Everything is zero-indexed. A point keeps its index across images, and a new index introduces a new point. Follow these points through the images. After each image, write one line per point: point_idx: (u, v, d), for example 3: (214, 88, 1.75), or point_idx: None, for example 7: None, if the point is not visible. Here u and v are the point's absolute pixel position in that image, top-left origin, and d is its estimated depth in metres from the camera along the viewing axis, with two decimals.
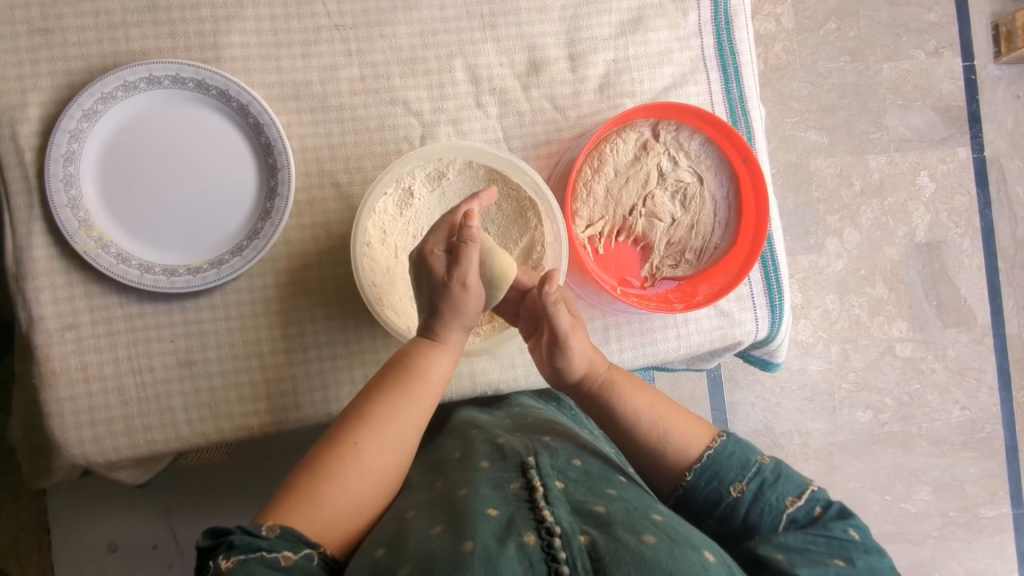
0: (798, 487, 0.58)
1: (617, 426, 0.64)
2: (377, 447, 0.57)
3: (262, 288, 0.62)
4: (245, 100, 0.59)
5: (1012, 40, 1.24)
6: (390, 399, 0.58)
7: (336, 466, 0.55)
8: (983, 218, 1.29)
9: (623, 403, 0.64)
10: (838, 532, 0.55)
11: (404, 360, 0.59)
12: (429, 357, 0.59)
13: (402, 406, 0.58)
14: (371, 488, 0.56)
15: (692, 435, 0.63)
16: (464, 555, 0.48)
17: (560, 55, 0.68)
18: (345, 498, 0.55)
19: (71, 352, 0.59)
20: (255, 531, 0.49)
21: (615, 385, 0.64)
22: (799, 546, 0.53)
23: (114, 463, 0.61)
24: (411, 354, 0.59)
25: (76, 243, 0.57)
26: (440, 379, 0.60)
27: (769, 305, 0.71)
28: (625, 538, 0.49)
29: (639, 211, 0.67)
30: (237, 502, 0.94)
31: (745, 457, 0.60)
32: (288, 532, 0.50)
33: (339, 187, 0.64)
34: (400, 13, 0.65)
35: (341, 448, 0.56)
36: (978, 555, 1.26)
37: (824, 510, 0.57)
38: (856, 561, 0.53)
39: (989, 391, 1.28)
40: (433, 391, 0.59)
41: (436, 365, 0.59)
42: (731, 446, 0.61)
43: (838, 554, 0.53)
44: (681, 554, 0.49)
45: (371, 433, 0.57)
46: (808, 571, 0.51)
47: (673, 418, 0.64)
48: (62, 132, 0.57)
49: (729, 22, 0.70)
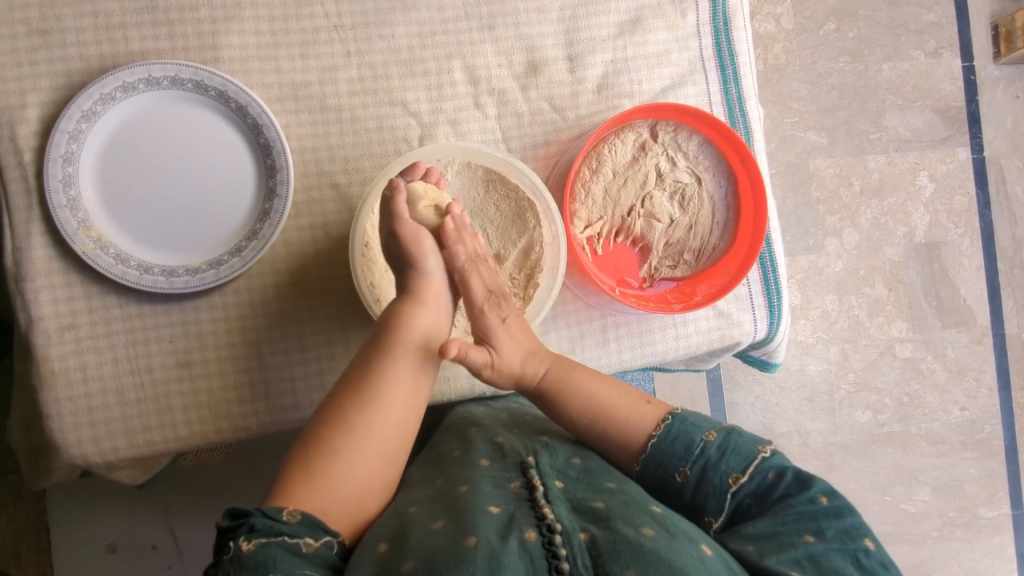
0: (744, 461, 0.58)
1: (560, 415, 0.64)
2: (367, 415, 0.56)
3: (261, 289, 0.62)
4: (243, 101, 0.60)
5: (1012, 41, 1.24)
6: (375, 366, 0.57)
7: (328, 442, 0.55)
8: (983, 218, 1.29)
9: (570, 399, 0.62)
10: (804, 504, 0.55)
11: (388, 326, 0.58)
12: (413, 320, 0.58)
13: (388, 371, 0.57)
14: (370, 457, 0.55)
15: (640, 419, 0.62)
16: (466, 549, 0.48)
17: (559, 55, 0.68)
18: (343, 472, 0.54)
19: (70, 352, 0.59)
20: (276, 516, 0.49)
21: (558, 380, 0.62)
22: (767, 531, 0.54)
23: (113, 463, 0.61)
24: (395, 318, 0.58)
25: (74, 243, 0.57)
26: (423, 333, 0.59)
27: (768, 306, 0.71)
28: (624, 531, 0.50)
29: (637, 212, 0.67)
30: (236, 502, 0.94)
31: (689, 439, 0.60)
32: (309, 518, 0.50)
33: (338, 188, 0.64)
34: (398, 14, 0.65)
35: (331, 421, 0.55)
36: (977, 555, 1.26)
37: (779, 477, 0.57)
38: (826, 532, 0.54)
39: (988, 391, 1.28)
40: (418, 348, 0.58)
41: (422, 325, 0.59)
42: (675, 429, 0.60)
43: (808, 528, 0.54)
44: (680, 548, 0.50)
45: (358, 403, 0.56)
46: (776, 560, 0.53)
47: (622, 402, 0.63)
48: (61, 132, 0.57)
49: (727, 23, 0.70)
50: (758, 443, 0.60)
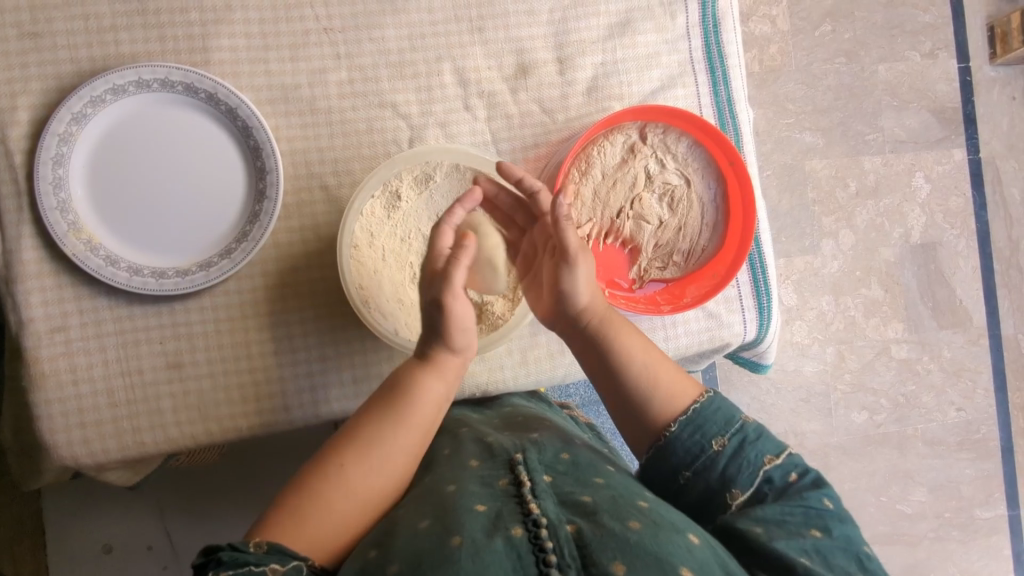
0: (777, 447, 0.59)
1: (610, 371, 0.63)
2: (363, 470, 0.56)
3: (251, 290, 0.62)
4: (233, 103, 0.60)
5: (1008, 42, 1.25)
6: (381, 420, 0.58)
7: (319, 486, 0.55)
8: (979, 219, 1.29)
9: (619, 351, 0.62)
10: (813, 501, 0.55)
11: (390, 381, 0.59)
12: (416, 376, 0.59)
13: (393, 423, 0.58)
14: (354, 501, 0.55)
15: (677, 390, 0.62)
16: (452, 549, 0.48)
17: (549, 57, 0.68)
18: (319, 516, 0.53)
19: (60, 354, 0.59)
20: (243, 548, 0.49)
21: (609, 325, 0.63)
22: (777, 517, 0.53)
23: (104, 465, 0.61)
24: (405, 374, 0.59)
25: (64, 245, 0.57)
26: (429, 396, 0.59)
27: (757, 307, 0.71)
28: (610, 525, 0.50)
29: (627, 213, 0.67)
30: (230, 501, 0.95)
31: (730, 413, 0.60)
32: (277, 549, 0.49)
33: (327, 189, 0.64)
34: (388, 16, 0.65)
35: (324, 464, 0.56)
36: (974, 555, 1.26)
37: (799, 477, 0.57)
38: (832, 531, 0.53)
39: (984, 392, 1.28)
40: (421, 411, 0.59)
41: (429, 394, 0.59)
42: (717, 402, 0.61)
43: (814, 524, 0.53)
44: (666, 538, 0.50)
45: (356, 453, 0.56)
46: (785, 543, 0.51)
47: (663, 377, 0.63)
48: (52, 135, 0.57)
49: (717, 26, 0.70)
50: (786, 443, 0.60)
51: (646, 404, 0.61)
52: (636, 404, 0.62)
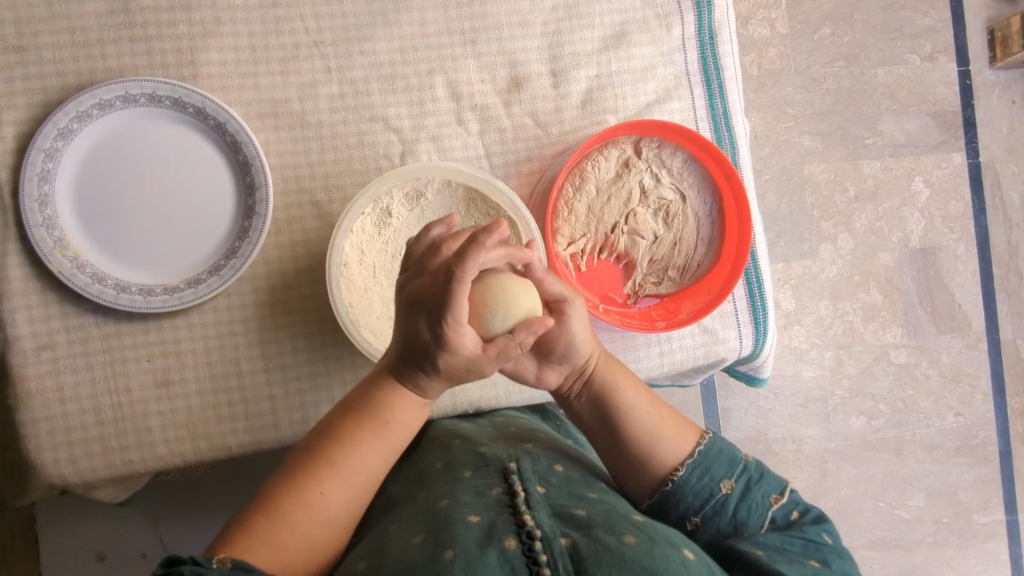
0: (780, 485, 0.59)
1: (611, 422, 0.61)
2: (344, 496, 0.54)
3: (240, 307, 0.62)
4: (221, 118, 0.59)
5: (1007, 45, 1.24)
6: (366, 451, 0.55)
7: (301, 515, 0.52)
8: (978, 223, 1.28)
9: (619, 400, 0.60)
10: (813, 534, 0.56)
11: (373, 403, 0.55)
12: (406, 405, 0.55)
13: (367, 441, 0.55)
14: (322, 526, 0.53)
15: (678, 434, 0.61)
16: (444, 563, 0.48)
17: (542, 70, 0.67)
18: (301, 544, 0.52)
19: (47, 372, 0.58)
20: (206, 563, 0.46)
21: (608, 375, 0.60)
22: (777, 544, 0.54)
23: (91, 483, 0.60)
24: (392, 402, 0.55)
25: (50, 263, 0.56)
26: (406, 418, 0.56)
27: (753, 322, 0.71)
28: (605, 539, 0.50)
29: (621, 229, 0.66)
30: (223, 512, 0.93)
31: (733, 454, 0.60)
32: (241, 564, 0.47)
33: (318, 206, 0.64)
34: (379, 28, 0.64)
35: (290, 482, 0.53)
36: (971, 560, 1.26)
37: (802, 515, 0.58)
38: (830, 563, 0.54)
39: (983, 397, 1.28)
40: (398, 429, 0.56)
41: (404, 411, 0.55)
42: (719, 444, 0.61)
43: (813, 555, 0.54)
44: (662, 552, 0.50)
45: (339, 482, 0.54)
46: (787, 569, 0.52)
47: (665, 422, 0.61)
48: (37, 151, 0.56)
49: (713, 37, 0.70)
50: (785, 478, 0.61)
51: (650, 450, 0.60)
52: (643, 453, 0.60)
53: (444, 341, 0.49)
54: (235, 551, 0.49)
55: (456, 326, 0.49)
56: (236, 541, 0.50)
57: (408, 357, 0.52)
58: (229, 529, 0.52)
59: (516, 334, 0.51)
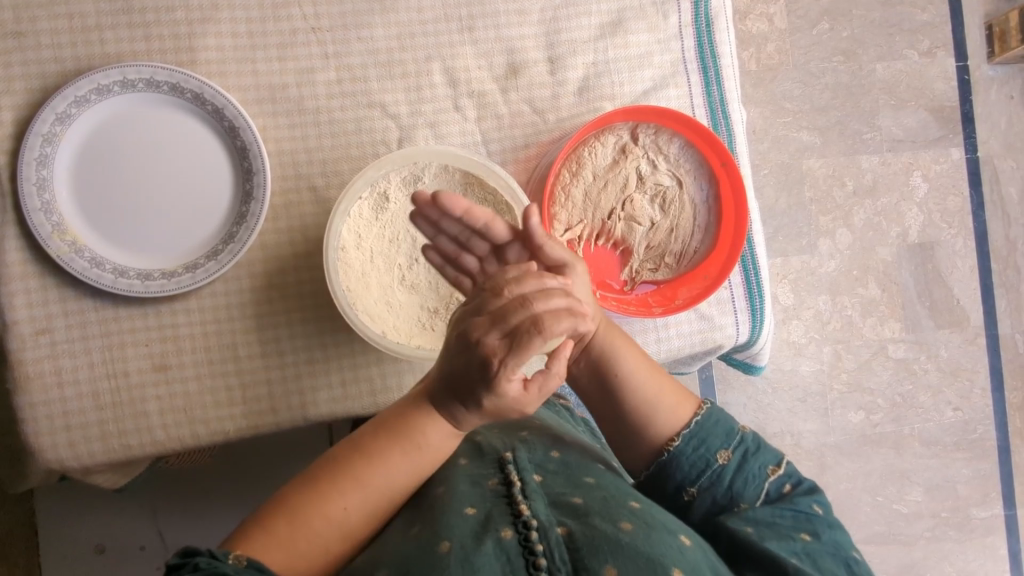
0: (775, 457, 0.60)
1: (607, 392, 0.61)
2: (365, 513, 0.54)
3: (239, 292, 0.62)
4: (220, 103, 0.59)
5: (1006, 41, 1.24)
6: (393, 469, 0.54)
7: (319, 522, 0.52)
8: (976, 219, 1.28)
9: (618, 366, 0.60)
10: (803, 506, 0.56)
11: (409, 426, 0.54)
12: (440, 432, 0.54)
13: (395, 462, 0.54)
14: (336, 538, 0.53)
15: (678, 398, 0.61)
16: (441, 555, 0.48)
17: (539, 57, 0.68)
18: (317, 553, 0.52)
19: (45, 356, 0.59)
20: (222, 558, 0.47)
21: (608, 342, 0.60)
22: (768, 519, 0.55)
23: (90, 467, 0.60)
24: (427, 427, 0.54)
25: (49, 247, 0.57)
26: (441, 445, 0.55)
27: (750, 309, 0.71)
28: (601, 526, 0.50)
29: (617, 215, 0.66)
30: (222, 503, 0.93)
31: (728, 425, 0.60)
32: (256, 563, 0.47)
33: (316, 191, 0.64)
34: (377, 16, 0.64)
35: (315, 491, 0.53)
36: (969, 556, 1.26)
37: (794, 487, 0.58)
38: (821, 535, 0.55)
39: (981, 392, 1.28)
40: (432, 455, 0.55)
41: (437, 439, 0.55)
42: (716, 414, 0.61)
43: (804, 528, 0.55)
44: (659, 539, 0.50)
45: (362, 498, 0.54)
46: (777, 544, 0.53)
47: (665, 393, 0.61)
48: (35, 135, 0.56)
49: (709, 25, 0.70)
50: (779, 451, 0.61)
51: (650, 416, 0.60)
52: (641, 424, 0.60)
53: (494, 385, 0.48)
54: (249, 549, 0.49)
55: (509, 372, 0.47)
56: (249, 541, 0.50)
57: (446, 383, 0.51)
58: (244, 526, 0.52)
59: (552, 370, 0.50)
